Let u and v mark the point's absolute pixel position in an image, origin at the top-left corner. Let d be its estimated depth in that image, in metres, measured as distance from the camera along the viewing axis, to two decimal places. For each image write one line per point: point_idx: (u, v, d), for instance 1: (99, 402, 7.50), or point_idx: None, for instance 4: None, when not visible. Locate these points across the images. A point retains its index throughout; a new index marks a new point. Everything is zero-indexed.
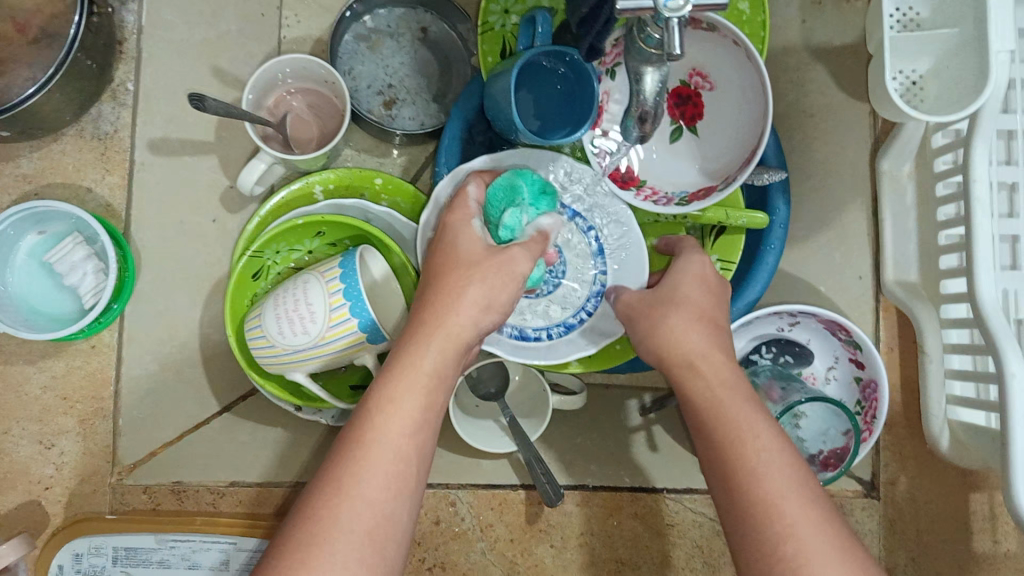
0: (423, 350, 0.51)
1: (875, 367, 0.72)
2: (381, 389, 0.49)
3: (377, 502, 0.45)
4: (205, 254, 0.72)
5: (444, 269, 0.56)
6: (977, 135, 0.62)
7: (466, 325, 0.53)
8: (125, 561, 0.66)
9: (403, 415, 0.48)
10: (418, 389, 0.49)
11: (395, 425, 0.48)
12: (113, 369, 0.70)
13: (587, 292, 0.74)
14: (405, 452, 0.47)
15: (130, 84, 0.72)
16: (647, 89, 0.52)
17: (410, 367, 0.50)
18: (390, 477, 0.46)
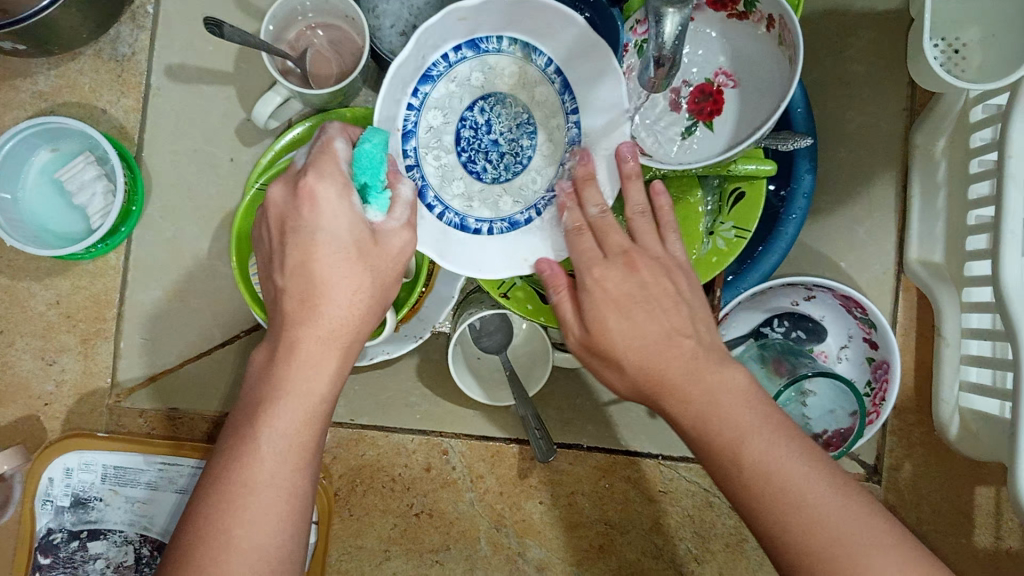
0: (292, 368, 0.46)
1: (889, 349, 0.70)
2: (260, 415, 0.46)
3: (260, 535, 0.43)
4: (216, 184, 0.72)
5: (309, 263, 0.46)
6: (1016, 110, 0.60)
7: (339, 320, 0.47)
8: (114, 479, 0.68)
9: (284, 442, 0.45)
10: (297, 410, 0.46)
11: (278, 452, 0.45)
12: (116, 292, 0.70)
13: (546, 188, 0.63)
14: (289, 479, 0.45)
15: (149, 7, 0.72)
16: (667, 32, 0.51)
17: (286, 390, 0.46)
18: (270, 515, 0.44)
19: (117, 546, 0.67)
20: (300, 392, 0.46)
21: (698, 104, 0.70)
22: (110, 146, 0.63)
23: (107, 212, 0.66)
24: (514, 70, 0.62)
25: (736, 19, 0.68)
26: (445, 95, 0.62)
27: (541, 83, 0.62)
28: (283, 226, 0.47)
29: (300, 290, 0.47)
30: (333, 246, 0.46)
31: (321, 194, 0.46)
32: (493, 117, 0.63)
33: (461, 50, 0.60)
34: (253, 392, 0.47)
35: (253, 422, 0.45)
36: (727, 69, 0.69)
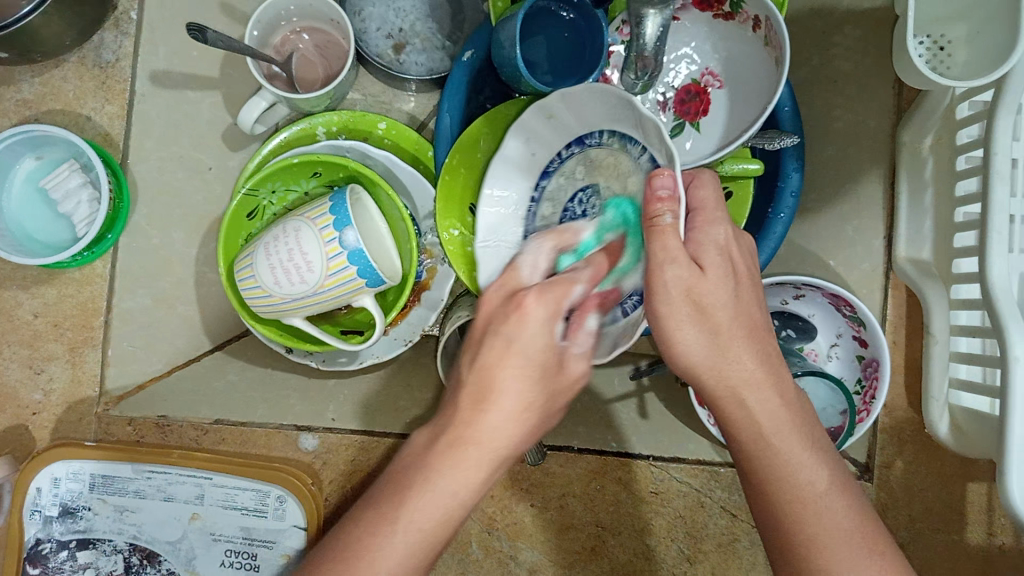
0: (519, 336, 0.45)
1: (879, 346, 0.70)
2: (436, 452, 0.44)
3: (401, 560, 0.42)
4: (204, 190, 0.72)
5: (553, 284, 0.47)
6: (1001, 107, 0.59)
7: (496, 434, 0.44)
8: (102, 488, 0.67)
9: (498, 432, 0.44)
10: (480, 450, 0.44)
11: (487, 432, 0.44)
12: (104, 299, 0.70)
13: (634, 287, 0.57)
14: (445, 515, 0.43)
15: (132, 13, 0.72)
16: (648, 34, 0.51)
17: (498, 375, 0.45)
18: (458, 485, 0.44)
19: (107, 554, 0.67)
20: (515, 403, 0.44)
21: (686, 104, 0.70)
22: (94, 154, 0.63)
23: (92, 220, 0.66)
24: (611, 161, 0.60)
25: (722, 20, 0.67)
26: (557, 187, 0.65)
27: (635, 172, 0.57)
28: (511, 279, 0.49)
29: (546, 280, 0.46)
30: (574, 273, 0.48)
31: (518, 223, 0.47)
32: (588, 209, 0.62)
33: (570, 148, 0.63)
34: (462, 376, 0.46)
35: (436, 459, 0.44)
36: (714, 69, 0.69)
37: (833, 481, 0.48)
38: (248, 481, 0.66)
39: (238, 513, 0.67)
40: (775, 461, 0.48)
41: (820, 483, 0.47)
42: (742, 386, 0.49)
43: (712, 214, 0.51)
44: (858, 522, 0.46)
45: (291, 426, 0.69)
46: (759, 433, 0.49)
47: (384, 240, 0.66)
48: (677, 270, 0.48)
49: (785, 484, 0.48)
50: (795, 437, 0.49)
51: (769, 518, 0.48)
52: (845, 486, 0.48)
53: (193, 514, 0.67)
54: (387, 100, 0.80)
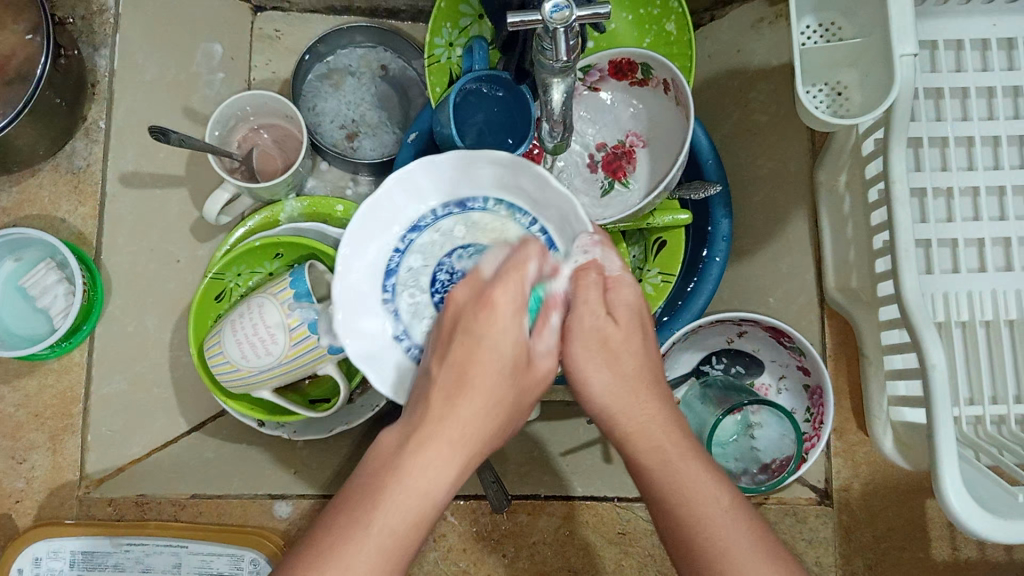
0: (415, 462, 0.46)
1: (820, 375, 0.73)
2: (371, 505, 0.45)
3: (371, 566, 0.44)
4: (176, 279, 0.77)
5: (471, 355, 0.49)
6: (894, 140, 0.64)
7: (506, 359, 0.49)
8: (82, 564, 0.69)
9: (387, 546, 0.44)
10: (492, 411, 0.49)
11: (364, 556, 0.44)
12: (82, 386, 0.74)
13: None
14: (392, 545, 0.44)
15: (102, 122, 0.78)
16: (554, 100, 0.56)
17: (409, 478, 0.46)
18: (366, 556, 0.44)
19: None
20: (478, 407, 0.48)
21: (614, 165, 0.75)
22: (68, 251, 0.68)
23: (67, 313, 0.70)
24: (498, 226, 0.63)
25: (637, 86, 0.73)
26: (428, 241, 0.63)
27: (522, 239, 0.63)
28: (456, 324, 0.50)
29: (449, 382, 0.49)
30: (498, 360, 0.49)
31: (499, 299, 0.50)
32: (467, 268, 0.63)
33: (446, 207, 0.63)
34: (371, 479, 0.46)
35: (364, 510, 0.45)
36: (637, 130, 0.75)
37: (732, 503, 0.48)
38: (220, 545, 0.69)
39: None
40: (680, 500, 0.48)
41: (722, 518, 0.47)
42: (640, 427, 0.51)
43: (623, 273, 0.55)
44: (763, 549, 0.47)
45: (265, 495, 0.72)
46: (662, 471, 0.49)
47: None
48: (594, 318, 0.52)
49: (692, 518, 0.48)
50: (693, 472, 0.49)
51: (677, 555, 0.48)
52: (753, 523, 0.48)
53: None
54: (345, 184, 0.86)
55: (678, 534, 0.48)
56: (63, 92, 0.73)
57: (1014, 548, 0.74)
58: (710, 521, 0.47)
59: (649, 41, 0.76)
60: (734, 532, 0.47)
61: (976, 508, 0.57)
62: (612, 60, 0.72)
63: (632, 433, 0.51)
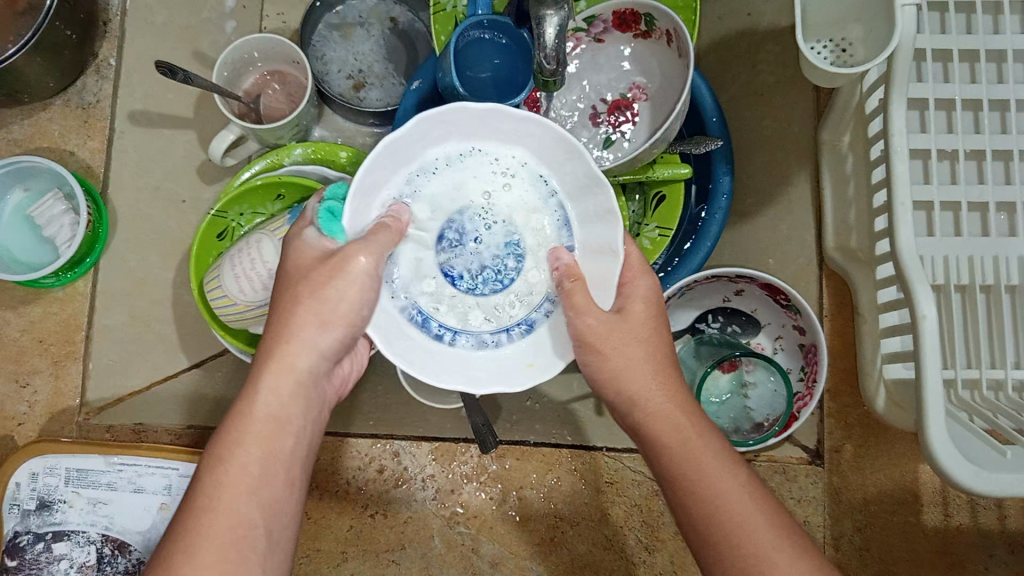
0: (259, 408, 0.47)
1: (814, 331, 0.72)
2: (229, 448, 0.46)
3: (229, 540, 0.44)
4: (180, 218, 0.79)
5: (295, 295, 0.49)
6: (895, 94, 0.64)
7: (312, 359, 0.49)
8: (76, 481, 0.70)
9: (261, 491, 0.45)
10: (292, 377, 0.48)
11: (237, 487, 0.45)
12: (84, 316, 0.76)
13: (525, 314, 0.57)
14: (252, 480, 0.45)
15: (113, 60, 0.80)
16: (548, 33, 0.57)
17: (251, 427, 0.47)
18: (247, 492, 0.45)
19: (81, 544, 0.70)
20: (326, 344, 0.49)
21: (617, 118, 0.76)
22: (76, 181, 0.70)
23: (72, 242, 0.72)
24: (513, 190, 0.57)
25: (641, 38, 0.73)
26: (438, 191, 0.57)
27: (539, 211, 0.57)
28: (295, 291, 0.49)
29: (270, 343, 0.49)
30: (322, 310, 0.49)
31: (343, 273, 0.49)
32: (475, 227, 0.57)
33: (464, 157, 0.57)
34: (232, 430, 0.47)
35: (232, 439, 0.46)
36: (640, 84, 0.75)
37: (746, 477, 0.50)
38: None
39: None
40: (693, 478, 0.49)
41: (734, 490, 0.49)
42: (663, 420, 0.52)
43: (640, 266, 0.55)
44: (775, 525, 0.48)
45: None
46: (682, 453, 0.50)
47: None
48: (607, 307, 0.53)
49: (714, 504, 0.49)
50: (714, 458, 0.50)
51: (695, 536, 0.49)
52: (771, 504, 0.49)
53: (162, 504, 0.70)
54: (352, 133, 0.87)
55: (703, 520, 0.49)
56: (74, 24, 0.74)
57: (1006, 517, 0.73)
58: (720, 494, 0.48)
59: None
60: (746, 505, 0.48)
61: (961, 459, 0.58)
62: (616, 10, 0.71)
63: (657, 424, 0.52)
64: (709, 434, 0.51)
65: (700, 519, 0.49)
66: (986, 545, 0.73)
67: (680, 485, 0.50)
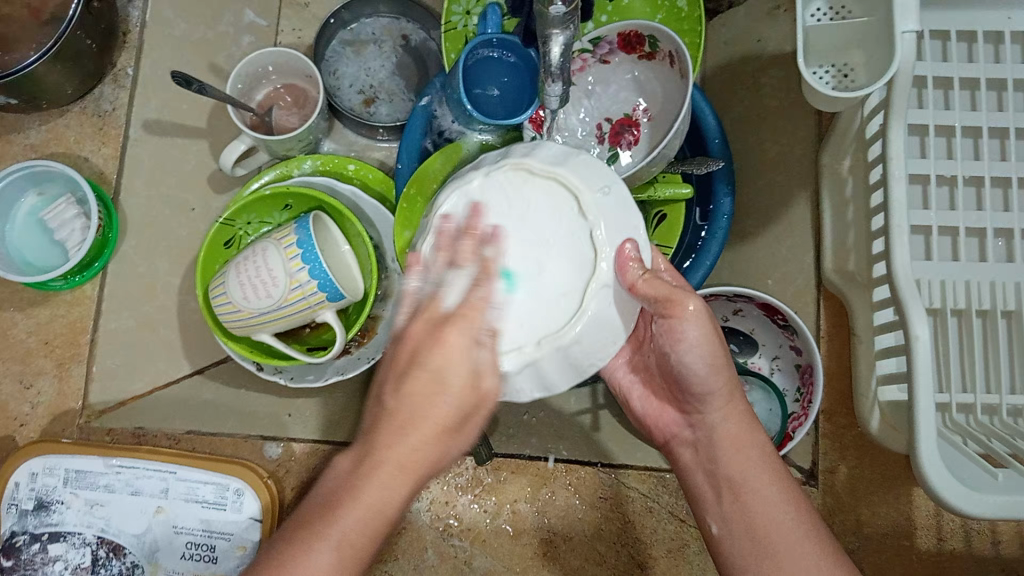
0: (370, 486, 0.42)
1: (810, 352, 0.73)
2: (329, 516, 0.43)
3: (329, 572, 0.43)
4: (188, 226, 0.80)
5: (424, 358, 0.42)
6: (893, 119, 0.65)
7: (447, 418, 0.42)
8: (75, 482, 0.71)
9: (369, 520, 0.43)
10: (398, 470, 0.42)
11: (328, 556, 0.43)
12: (91, 319, 0.78)
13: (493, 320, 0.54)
14: (372, 517, 0.43)
15: (129, 70, 0.82)
16: (554, 52, 0.58)
17: (358, 502, 0.43)
18: (327, 557, 0.43)
19: (76, 547, 0.70)
20: (430, 439, 0.42)
21: (620, 137, 0.77)
22: (89, 187, 0.71)
23: (82, 245, 0.74)
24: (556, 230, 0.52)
25: (646, 59, 0.74)
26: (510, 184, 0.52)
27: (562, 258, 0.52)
28: (411, 357, 0.43)
29: (403, 415, 0.42)
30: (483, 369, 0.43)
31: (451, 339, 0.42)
32: None
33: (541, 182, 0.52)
34: (332, 495, 0.43)
35: (320, 523, 0.43)
36: (645, 104, 0.77)
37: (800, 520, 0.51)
38: (207, 473, 0.71)
39: (199, 506, 0.71)
40: (741, 496, 0.52)
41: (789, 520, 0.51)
42: (746, 469, 0.53)
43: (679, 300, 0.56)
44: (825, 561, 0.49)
45: (257, 436, 0.75)
46: (743, 485, 0.53)
47: (350, 265, 0.73)
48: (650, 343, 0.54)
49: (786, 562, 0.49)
50: (788, 521, 0.51)
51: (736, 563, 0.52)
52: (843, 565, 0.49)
53: (158, 508, 0.71)
54: (360, 147, 0.88)
55: None
56: (95, 35, 0.76)
57: (1000, 543, 0.73)
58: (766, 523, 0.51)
59: (661, 17, 0.77)
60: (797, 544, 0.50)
61: (951, 479, 0.58)
62: (621, 32, 0.72)
63: (737, 479, 0.53)
64: (794, 499, 0.52)
65: (749, 538, 0.51)
66: (980, 570, 0.73)
67: (749, 540, 0.51)
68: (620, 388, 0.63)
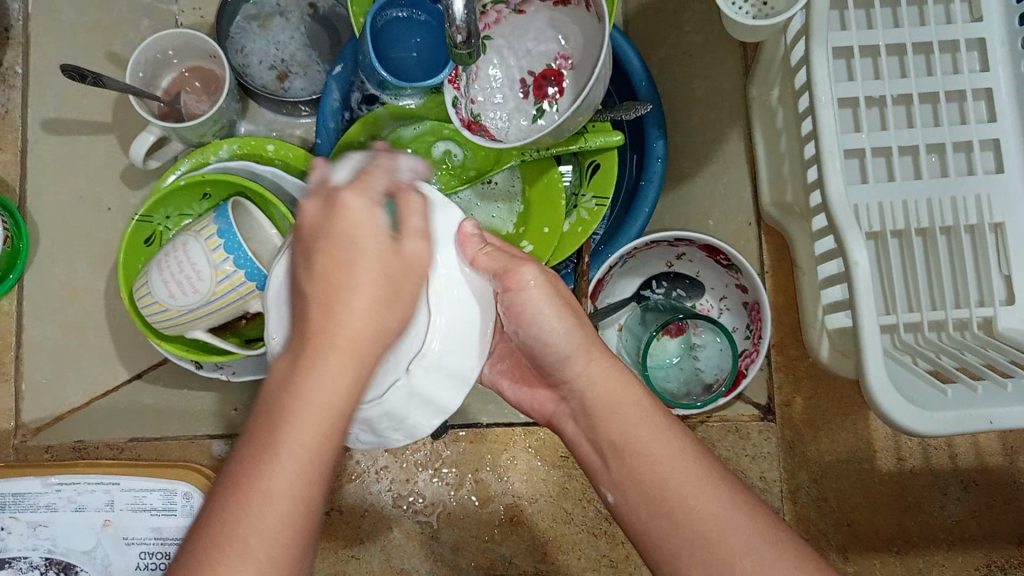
0: (309, 380, 0.37)
1: (755, 289, 0.72)
2: (276, 425, 0.37)
3: (295, 488, 0.37)
4: (105, 227, 0.76)
5: (340, 260, 0.39)
6: (815, 42, 0.64)
7: (364, 330, 0.39)
8: (13, 505, 0.68)
9: (304, 469, 0.37)
10: (343, 352, 0.38)
11: (281, 478, 0.37)
12: (13, 334, 0.74)
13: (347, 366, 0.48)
14: (324, 422, 0.37)
15: (19, 68, 0.78)
16: (457, 4, 0.56)
17: (302, 408, 0.37)
18: (291, 459, 0.37)
19: (23, 571, 0.68)
20: (373, 296, 0.39)
21: (544, 89, 0.74)
22: None
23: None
24: None
25: (563, 5, 0.73)
26: None
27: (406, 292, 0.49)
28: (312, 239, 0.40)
29: (323, 285, 0.39)
30: (377, 244, 0.39)
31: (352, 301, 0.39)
32: None
33: None
34: (271, 401, 0.38)
35: (273, 430, 0.37)
36: (565, 52, 0.74)
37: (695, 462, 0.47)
38: (153, 480, 0.68)
39: (148, 514, 0.68)
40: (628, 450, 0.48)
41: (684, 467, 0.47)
42: (631, 430, 0.48)
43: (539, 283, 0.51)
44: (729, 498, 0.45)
45: (204, 435, 0.73)
46: (629, 439, 0.48)
47: (276, 250, 0.71)
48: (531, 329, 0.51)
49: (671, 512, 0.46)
50: (681, 467, 0.46)
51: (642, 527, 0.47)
52: (750, 502, 0.45)
53: (105, 521, 0.68)
54: (279, 126, 0.85)
55: (673, 537, 0.46)
56: None
57: (957, 456, 0.74)
58: (665, 473, 0.47)
59: None
60: (697, 490, 0.46)
61: (902, 401, 0.59)
62: None
63: (617, 439, 0.49)
64: (680, 437, 0.48)
65: (646, 494, 0.47)
66: (940, 484, 0.74)
67: (645, 497, 0.47)
68: (488, 382, 0.60)
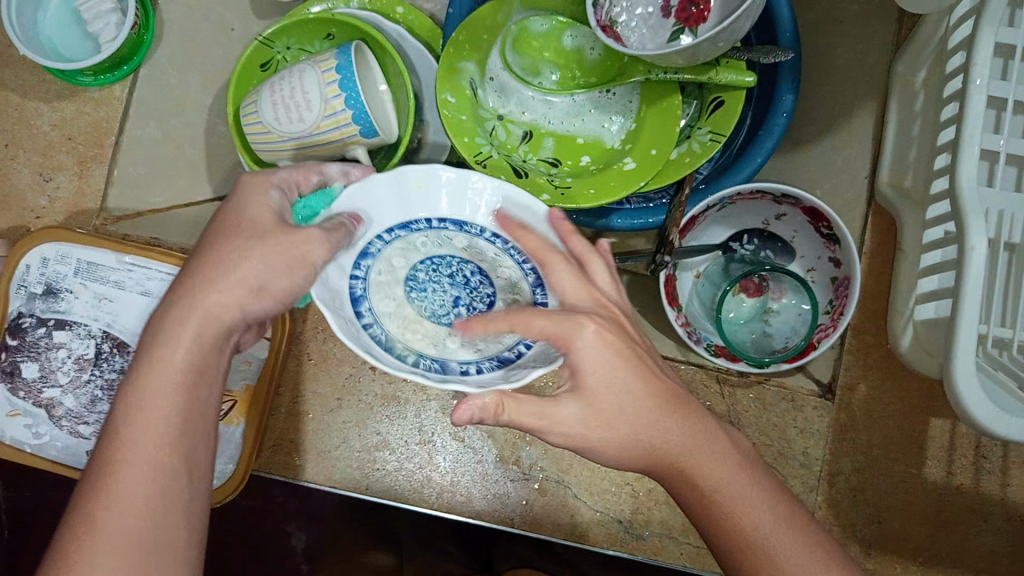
0: (142, 422, 0.46)
1: (851, 263, 0.70)
2: (117, 452, 0.46)
3: (134, 516, 0.44)
4: (225, 44, 0.77)
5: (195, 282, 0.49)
6: (985, 20, 0.61)
7: (188, 363, 0.48)
8: (85, 274, 0.70)
9: (154, 471, 0.45)
10: (160, 418, 0.46)
11: (144, 451, 0.46)
12: (117, 122, 0.75)
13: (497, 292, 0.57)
14: (173, 449, 0.46)
15: None
16: None
17: (137, 423, 0.46)
18: (145, 460, 0.45)
19: (79, 337, 0.70)
20: (173, 381, 0.47)
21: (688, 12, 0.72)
22: None
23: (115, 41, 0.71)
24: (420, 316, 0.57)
25: None
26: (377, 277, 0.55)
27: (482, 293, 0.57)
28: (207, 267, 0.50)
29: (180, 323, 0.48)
30: (224, 287, 0.49)
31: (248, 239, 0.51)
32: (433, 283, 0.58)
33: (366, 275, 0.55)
34: (110, 443, 0.46)
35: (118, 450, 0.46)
36: None
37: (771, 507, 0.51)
38: None
39: None
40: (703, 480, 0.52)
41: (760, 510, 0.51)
42: (708, 462, 0.52)
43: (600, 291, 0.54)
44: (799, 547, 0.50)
45: None
46: (709, 469, 0.52)
47: (385, 103, 0.70)
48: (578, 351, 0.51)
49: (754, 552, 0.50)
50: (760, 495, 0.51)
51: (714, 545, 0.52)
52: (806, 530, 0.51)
53: None
54: None
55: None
56: None
57: (1009, 486, 0.71)
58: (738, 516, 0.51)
59: None
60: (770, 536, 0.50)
61: (983, 398, 0.56)
62: None
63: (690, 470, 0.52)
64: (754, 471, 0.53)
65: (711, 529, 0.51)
66: (983, 510, 0.71)
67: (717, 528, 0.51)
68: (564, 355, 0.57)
